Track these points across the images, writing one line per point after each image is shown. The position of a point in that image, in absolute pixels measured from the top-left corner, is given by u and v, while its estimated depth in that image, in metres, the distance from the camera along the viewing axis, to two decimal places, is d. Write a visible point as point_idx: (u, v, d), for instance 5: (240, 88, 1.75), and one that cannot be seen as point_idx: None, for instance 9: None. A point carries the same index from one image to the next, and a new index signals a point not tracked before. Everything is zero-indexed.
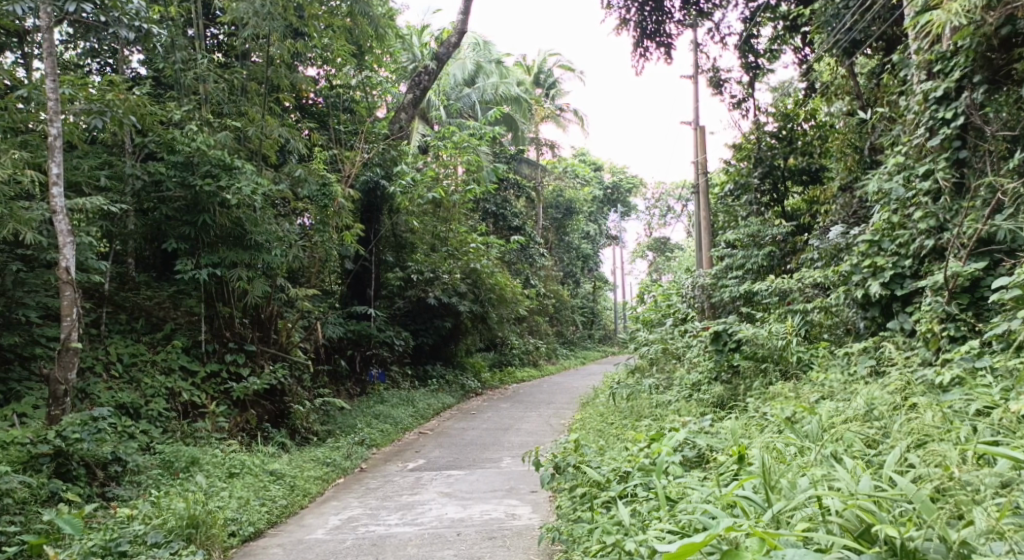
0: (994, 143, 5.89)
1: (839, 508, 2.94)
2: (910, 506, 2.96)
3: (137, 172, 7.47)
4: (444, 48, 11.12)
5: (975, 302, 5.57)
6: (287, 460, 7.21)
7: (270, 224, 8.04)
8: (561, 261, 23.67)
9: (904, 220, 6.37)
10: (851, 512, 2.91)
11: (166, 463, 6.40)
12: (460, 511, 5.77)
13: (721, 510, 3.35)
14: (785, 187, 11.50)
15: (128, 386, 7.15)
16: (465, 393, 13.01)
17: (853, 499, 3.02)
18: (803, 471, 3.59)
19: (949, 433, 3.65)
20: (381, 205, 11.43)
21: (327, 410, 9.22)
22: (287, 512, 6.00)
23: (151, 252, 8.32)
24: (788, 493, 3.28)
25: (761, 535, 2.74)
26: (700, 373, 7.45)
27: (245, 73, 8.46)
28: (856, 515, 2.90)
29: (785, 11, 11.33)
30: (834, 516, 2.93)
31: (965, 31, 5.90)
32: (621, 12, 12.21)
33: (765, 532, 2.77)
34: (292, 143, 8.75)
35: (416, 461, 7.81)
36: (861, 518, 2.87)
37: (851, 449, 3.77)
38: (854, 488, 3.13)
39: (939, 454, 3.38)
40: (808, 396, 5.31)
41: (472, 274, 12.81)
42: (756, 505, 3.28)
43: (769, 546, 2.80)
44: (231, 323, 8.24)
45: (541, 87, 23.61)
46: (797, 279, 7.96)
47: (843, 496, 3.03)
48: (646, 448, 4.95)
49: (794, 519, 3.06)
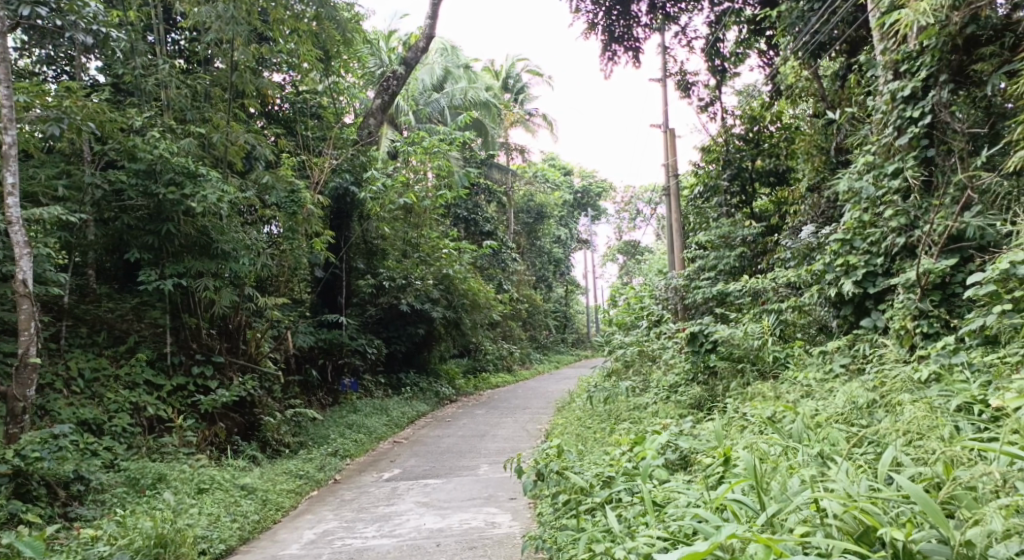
0: (961, 140, 5.92)
1: (838, 511, 2.89)
2: (909, 508, 2.90)
3: (97, 181, 7.20)
4: (412, 53, 10.98)
5: (947, 298, 5.57)
6: (258, 473, 7.01)
7: (236, 232, 7.85)
8: (533, 266, 23.63)
9: (875, 218, 6.37)
10: (851, 515, 2.86)
11: (132, 481, 6.18)
12: (438, 521, 5.64)
13: (712, 514, 3.29)
14: (753, 188, 11.53)
15: (91, 402, 6.90)
16: (439, 401, 12.85)
17: (851, 503, 2.96)
18: (792, 472, 3.54)
19: (933, 429, 3.61)
20: (350, 212, 11.25)
21: (299, 421, 9.02)
22: (260, 528, 5.82)
23: (113, 262, 8.05)
24: (781, 496, 3.22)
25: (763, 542, 2.68)
26: (677, 375, 7.42)
27: (208, 79, 8.26)
28: (855, 517, 2.86)
29: (750, 14, 11.43)
30: (832, 519, 2.89)
31: (931, 31, 5.87)
32: (589, 16, 12.20)
33: (766, 538, 2.71)
34: (258, 150, 8.56)
35: (392, 471, 7.66)
36: (861, 520, 2.83)
37: (837, 448, 3.74)
38: (850, 489, 3.09)
39: (929, 454, 3.34)
40: (787, 395, 5.28)
41: (444, 280, 12.66)
42: (748, 508, 3.21)
43: (772, 552, 2.74)
44: (198, 334, 8.02)
45: (509, 92, 23.58)
46: (771, 279, 7.96)
47: (841, 498, 2.96)
48: (628, 452, 4.86)
49: (789, 521, 2.99)
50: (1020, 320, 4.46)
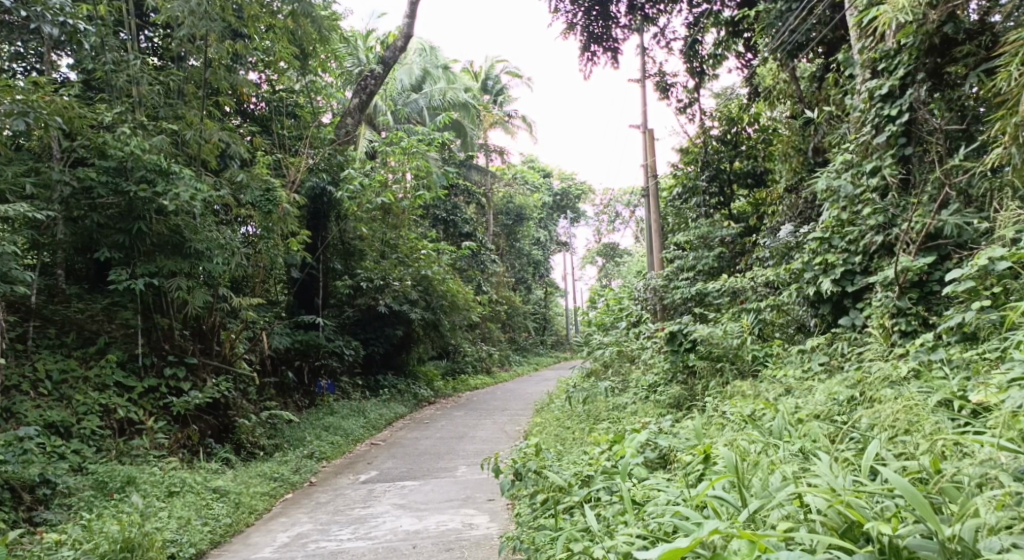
0: (938, 139, 5.93)
1: (823, 506, 2.86)
2: (894, 503, 2.87)
3: (66, 178, 6.96)
4: (390, 52, 10.88)
5: (925, 296, 5.59)
6: (232, 476, 6.87)
7: (210, 231, 7.71)
8: (512, 267, 23.58)
9: (853, 217, 6.36)
10: (835, 510, 2.82)
11: (100, 484, 6.01)
12: (415, 523, 5.55)
13: (692, 511, 3.24)
14: (731, 190, 11.55)
15: (59, 404, 6.71)
16: (417, 402, 12.73)
17: (836, 499, 2.93)
18: (774, 469, 3.50)
19: (914, 424, 3.60)
20: (327, 212, 11.11)
21: (274, 423, 8.86)
22: (232, 531, 5.69)
23: (83, 262, 7.85)
24: (764, 493, 3.18)
25: (747, 537, 2.63)
26: (656, 374, 7.39)
27: (181, 75, 8.09)
28: (839, 513, 2.82)
29: (728, 16, 11.47)
30: (816, 515, 2.85)
31: (908, 30, 5.87)
32: (568, 16, 12.18)
33: (749, 534, 2.67)
34: (232, 148, 8.41)
35: (369, 473, 7.55)
36: (845, 515, 2.79)
37: (818, 444, 3.71)
38: (833, 484, 3.05)
39: (912, 450, 3.32)
40: (766, 393, 5.26)
41: (422, 281, 12.56)
42: (729, 505, 3.17)
43: (756, 549, 2.70)
44: (170, 335, 7.86)
45: (488, 94, 23.52)
46: (750, 278, 7.95)
47: (825, 493, 2.93)
48: (606, 451, 4.80)
49: (772, 518, 2.95)
50: (998, 317, 4.46)
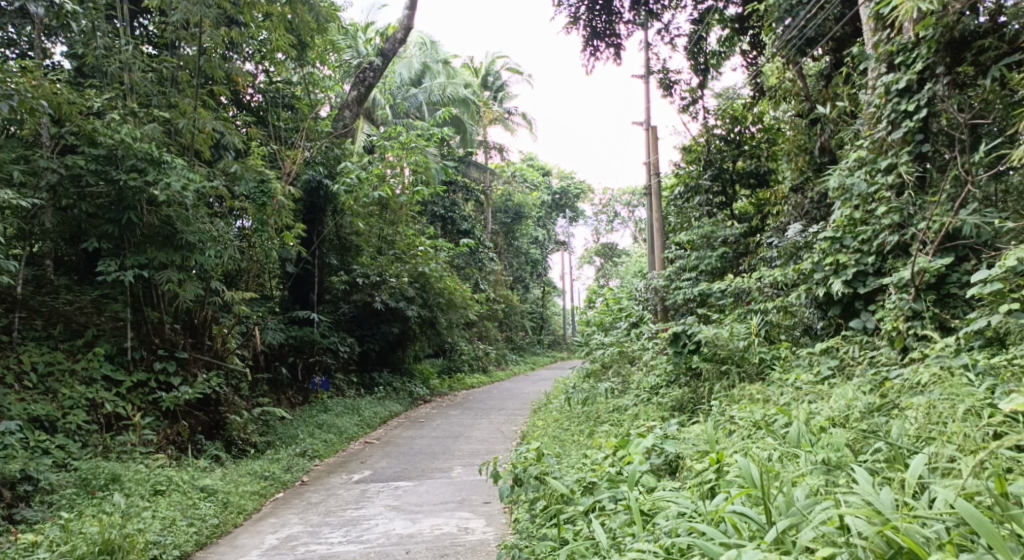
0: (960, 133, 5.70)
1: (867, 532, 2.64)
2: (946, 526, 2.65)
3: (53, 164, 6.72)
4: (389, 44, 10.65)
5: (942, 299, 5.41)
6: (221, 475, 6.66)
7: (202, 223, 7.48)
8: (510, 266, 23.36)
9: (866, 216, 6.19)
10: (881, 536, 2.61)
11: (83, 482, 5.80)
12: (409, 526, 5.34)
13: (709, 527, 3.05)
14: (734, 190, 11.31)
15: (44, 398, 6.51)
16: (413, 400, 12.55)
17: (879, 519, 2.72)
18: (796, 482, 3.31)
19: (947, 435, 3.39)
20: (324, 205, 10.90)
21: (267, 420, 8.66)
22: (219, 532, 5.48)
23: (73, 253, 7.63)
24: (789, 512, 3.00)
25: None
26: (659, 376, 7.23)
27: (175, 62, 7.84)
28: (887, 539, 2.60)
29: (734, 13, 11.30)
30: (858, 539, 2.64)
31: (927, 21, 5.67)
32: (572, 10, 11.95)
33: None
34: (226, 137, 8.19)
35: (362, 472, 7.35)
36: (892, 540, 2.57)
37: (842, 455, 3.52)
38: (874, 504, 2.84)
39: (953, 465, 3.10)
40: (776, 397, 5.08)
41: (420, 279, 12.35)
42: (751, 521, 2.98)
43: None
44: (161, 328, 7.63)
45: (489, 90, 23.30)
46: (756, 278, 7.54)
47: (866, 513, 2.73)
48: (610, 456, 4.61)
49: (803, 537, 2.76)
50: None
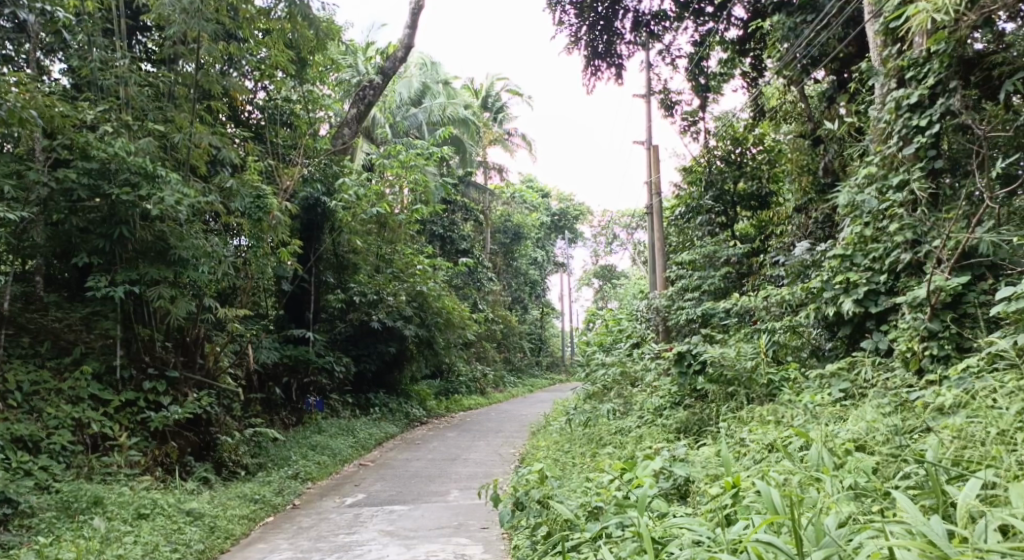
0: (977, 145, 5.54)
1: None
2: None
3: (44, 178, 6.53)
4: (389, 63, 10.50)
5: (959, 318, 5.24)
6: (209, 498, 6.41)
7: (196, 239, 7.25)
8: (509, 286, 23.14)
9: (878, 233, 6.03)
10: None
11: (65, 505, 5.57)
12: (403, 553, 5.10)
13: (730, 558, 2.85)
14: (735, 212, 11.11)
15: (28, 417, 6.28)
16: (409, 422, 12.30)
17: (934, 554, 2.50)
18: (824, 510, 3.12)
19: (984, 461, 3.19)
20: (321, 223, 10.74)
21: (259, 441, 8.44)
22: (205, 559, 5.24)
23: (63, 269, 7.45)
24: (822, 544, 2.78)
25: None
26: (662, 397, 7.03)
27: (172, 77, 7.69)
28: None
29: (735, 35, 11.24)
30: None
31: (940, 35, 5.56)
32: (572, 29, 11.90)
33: None
34: (223, 152, 8.00)
35: (356, 496, 7.11)
36: None
37: (870, 480, 3.34)
38: (926, 534, 2.62)
39: (997, 492, 2.88)
40: (789, 420, 4.87)
41: (417, 298, 12.15)
42: (779, 552, 2.77)
43: None
44: (152, 347, 7.39)
45: (489, 111, 23.26)
46: (762, 296, 7.35)
47: (918, 547, 2.51)
48: (616, 479, 4.40)
49: None
50: None
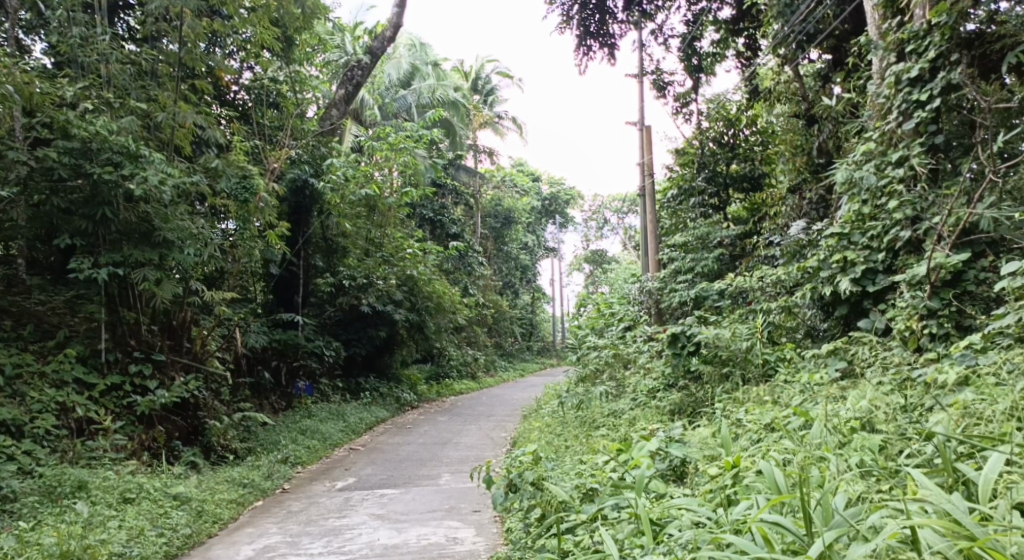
0: (980, 118, 5.41)
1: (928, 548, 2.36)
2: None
3: (22, 156, 6.35)
4: (377, 41, 10.29)
5: (959, 295, 5.19)
6: (196, 482, 6.29)
7: (182, 220, 7.09)
8: (500, 271, 23.04)
9: (876, 211, 5.97)
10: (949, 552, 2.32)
11: (47, 490, 5.45)
12: (394, 537, 5.01)
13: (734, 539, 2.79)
14: (728, 194, 11.02)
15: (10, 401, 6.14)
16: (400, 406, 12.21)
17: (956, 533, 2.42)
18: (830, 489, 3.07)
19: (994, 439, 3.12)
20: (309, 206, 10.42)
21: (248, 425, 8.31)
22: (192, 543, 5.13)
23: (46, 252, 7.30)
24: (833, 524, 2.72)
25: None
26: (655, 379, 6.96)
27: (154, 53, 7.48)
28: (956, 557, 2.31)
29: (728, 14, 11.10)
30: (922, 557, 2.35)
31: (941, 6, 5.46)
32: (564, 8, 11.73)
33: None
34: (208, 131, 7.82)
35: (345, 480, 7.03)
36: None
37: (877, 458, 3.29)
38: (950, 515, 2.55)
39: (1012, 468, 2.82)
40: (786, 401, 4.80)
41: (408, 282, 12.03)
42: (785, 533, 2.71)
43: None
44: (138, 330, 7.24)
45: (479, 93, 23.07)
46: (758, 278, 7.26)
47: (943, 528, 2.45)
48: (611, 460, 4.32)
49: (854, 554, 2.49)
50: None
